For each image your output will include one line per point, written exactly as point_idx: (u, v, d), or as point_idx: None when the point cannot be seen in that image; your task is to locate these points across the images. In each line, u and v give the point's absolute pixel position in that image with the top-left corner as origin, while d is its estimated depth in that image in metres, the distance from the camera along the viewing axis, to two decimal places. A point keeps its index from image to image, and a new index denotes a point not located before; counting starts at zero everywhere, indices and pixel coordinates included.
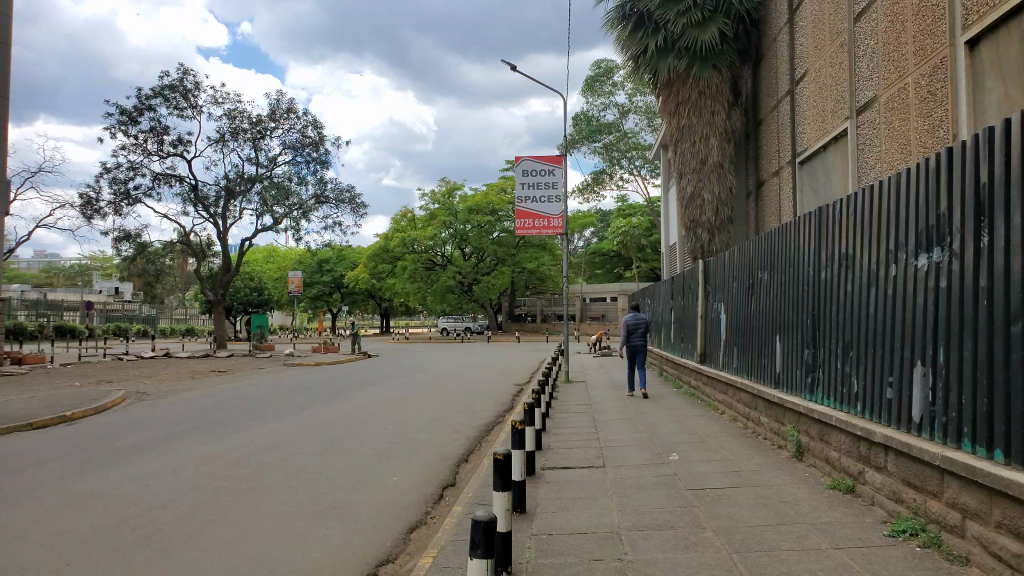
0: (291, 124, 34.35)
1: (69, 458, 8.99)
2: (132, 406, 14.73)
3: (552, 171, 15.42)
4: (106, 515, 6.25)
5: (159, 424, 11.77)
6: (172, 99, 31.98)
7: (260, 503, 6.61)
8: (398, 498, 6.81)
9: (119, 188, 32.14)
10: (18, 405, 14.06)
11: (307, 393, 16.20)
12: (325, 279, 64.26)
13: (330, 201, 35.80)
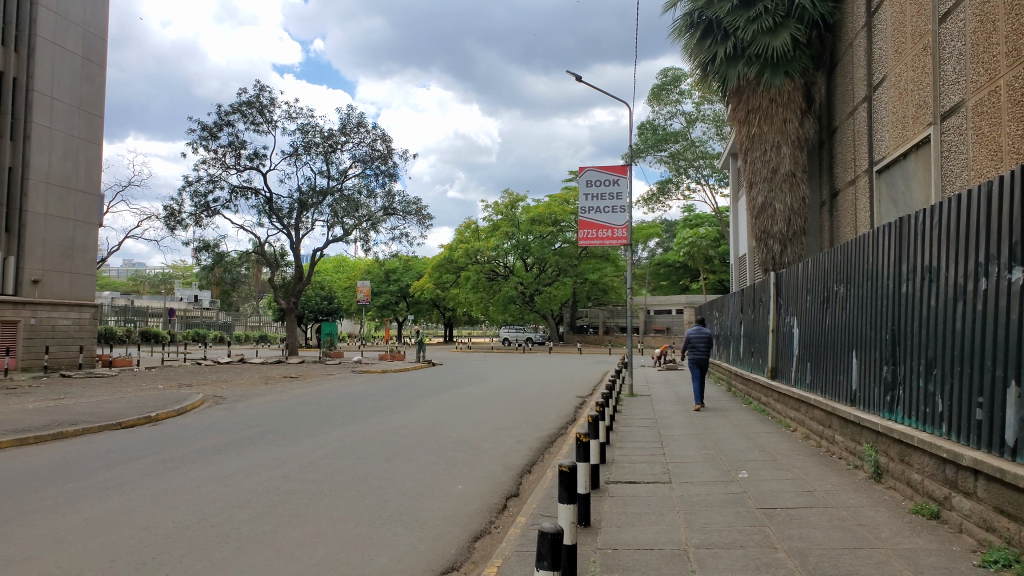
0: (361, 137, 35.12)
1: (152, 457, 9.33)
2: (210, 410, 15.23)
3: (617, 181, 15.28)
4: (184, 514, 6.45)
5: (235, 427, 12.11)
6: (249, 115, 33.11)
7: (329, 507, 6.71)
8: (464, 507, 6.81)
9: (200, 201, 33.41)
10: (105, 405, 14.70)
11: (375, 401, 16.43)
12: (392, 288, 65.38)
13: (397, 213, 36.39)
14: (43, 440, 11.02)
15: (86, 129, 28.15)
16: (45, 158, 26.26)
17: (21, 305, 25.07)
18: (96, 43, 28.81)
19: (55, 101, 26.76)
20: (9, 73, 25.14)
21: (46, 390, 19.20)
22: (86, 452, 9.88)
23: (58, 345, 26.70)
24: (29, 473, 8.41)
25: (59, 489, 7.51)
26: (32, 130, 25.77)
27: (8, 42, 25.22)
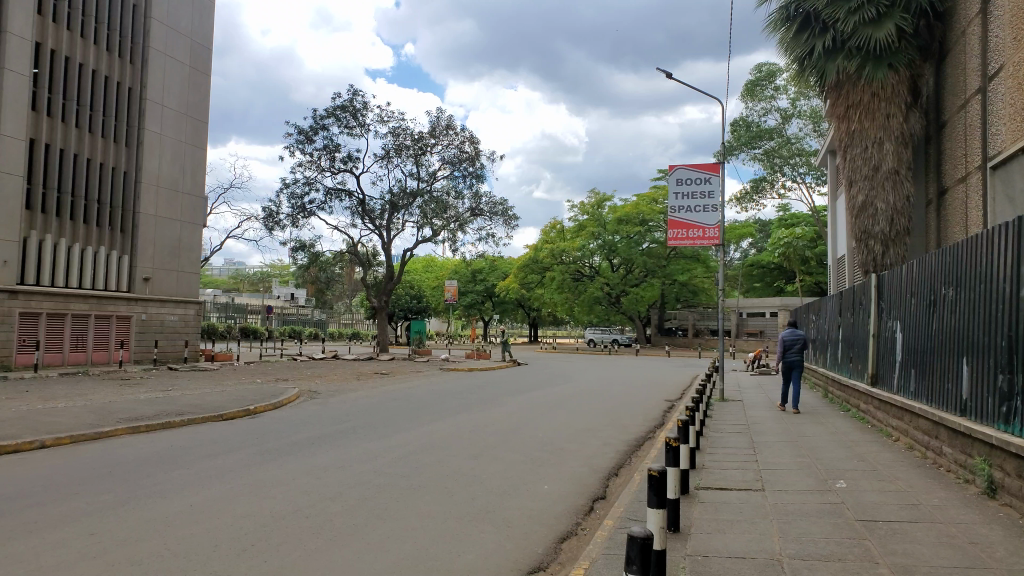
0: (450, 140, 35.65)
1: (251, 448, 9.72)
2: (305, 404, 15.75)
3: (708, 180, 14.94)
4: (281, 503, 6.69)
5: (328, 422, 12.50)
6: (343, 119, 34.13)
7: (419, 502, 6.83)
8: (551, 507, 6.80)
9: (297, 202, 34.69)
10: (208, 398, 15.43)
11: (463, 398, 16.61)
12: (478, 288, 66.09)
13: (484, 214, 36.76)
14: (153, 429, 11.66)
15: (193, 135, 29.66)
16: (156, 162, 27.82)
17: (134, 301, 26.63)
18: (203, 53, 30.32)
19: (165, 108, 28.31)
20: (125, 82, 26.77)
21: (156, 382, 20.33)
22: (191, 441, 10.39)
23: (167, 339, 28.21)
24: (140, 460, 8.91)
25: (167, 476, 7.92)
26: (144, 136, 27.35)
27: (124, 53, 26.85)
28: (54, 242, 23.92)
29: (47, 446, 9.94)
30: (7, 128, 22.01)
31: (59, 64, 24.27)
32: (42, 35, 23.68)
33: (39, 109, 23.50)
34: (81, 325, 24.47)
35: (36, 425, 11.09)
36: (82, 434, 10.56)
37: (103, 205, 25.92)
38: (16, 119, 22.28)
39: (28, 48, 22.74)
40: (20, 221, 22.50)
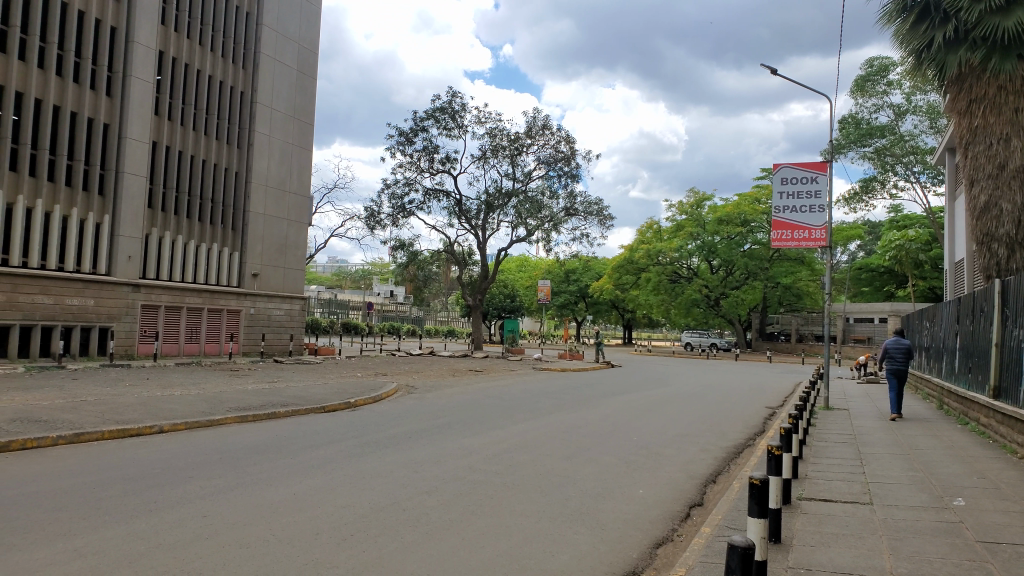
0: (546, 140, 35.73)
1: (351, 441, 10.03)
2: (403, 398, 16.14)
3: (815, 179, 14.38)
4: (381, 495, 6.87)
5: (424, 417, 12.75)
6: (442, 120, 34.75)
7: (513, 500, 6.86)
8: (646, 511, 6.70)
9: (397, 203, 35.56)
10: (311, 390, 16.05)
11: (557, 398, 16.58)
12: (572, 288, 65.99)
13: (578, 214, 36.65)
14: (260, 419, 12.21)
15: (299, 137, 30.90)
16: (265, 163, 29.17)
17: (243, 295, 27.95)
18: (310, 57, 31.55)
19: (273, 111, 29.63)
20: (237, 87, 28.19)
21: (264, 373, 21.30)
22: (295, 432, 10.82)
23: (273, 332, 29.45)
24: (248, 448, 9.33)
25: (273, 464, 8.27)
26: (254, 138, 28.71)
27: (237, 60, 28.25)
28: (172, 239, 25.42)
29: (165, 431, 10.55)
30: (133, 132, 23.50)
31: (179, 71, 25.74)
32: (165, 44, 25.20)
33: (161, 113, 24.98)
34: (195, 318, 25.88)
35: (156, 411, 11.80)
36: (196, 421, 11.17)
37: (217, 205, 27.38)
38: (141, 124, 23.76)
39: (153, 57, 24.24)
40: (143, 219, 24.03)
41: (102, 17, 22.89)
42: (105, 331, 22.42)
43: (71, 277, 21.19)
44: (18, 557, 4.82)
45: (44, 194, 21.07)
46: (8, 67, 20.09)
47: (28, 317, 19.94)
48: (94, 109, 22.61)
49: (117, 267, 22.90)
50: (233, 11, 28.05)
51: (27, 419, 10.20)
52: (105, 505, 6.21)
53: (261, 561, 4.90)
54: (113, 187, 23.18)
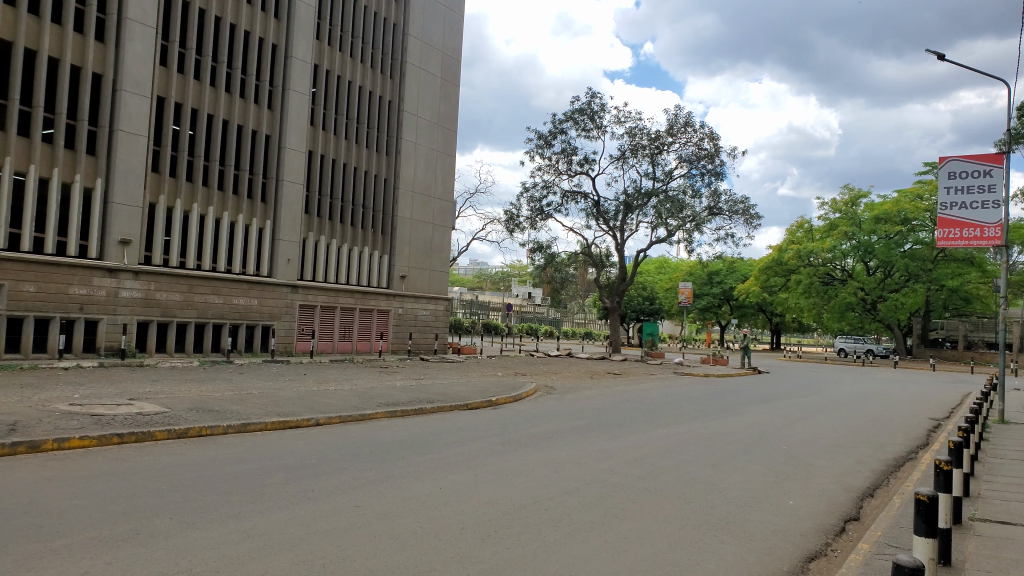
0: (688, 137, 34.93)
1: (493, 439, 10.22)
2: (543, 399, 16.30)
3: (988, 172, 13.21)
4: (522, 493, 6.96)
5: (565, 418, 12.82)
6: (581, 122, 34.78)
7: (655, 505, 6.75)
8: (797, 523, 6.40)
9: (535, 205, 35.95)
10: (455, 388, 16.51)
11: (700, 404, 16.13)
12: (715, 291, 64.19)
13: (723, 213, 35.59)
14: (408, 414, 12.72)
15: (443, 143, 32.04)
16: (411, 169, 30.41)
17: (392, 296, 29.24)
18: (453, 64, 32.61)
19: (419, 118, 30.82)
20: (386, 96, 29.53)
21: (410, 371, 22.14)
22: (440, 428, 11.19)
23: (420, 331, 30.60)
24: (396, 442, 9.73)
25: (419, 458, 8.59)
26: (402, 144, 29.98)
27: (386, 70, 29.59)
28: (327, 242, 26.96)
29: (321, 424, 11.20)
30: (292, 142, 25.13)
31: (333, 83, 27.25)
32: (320, 58, 26.72)
33: (316, 124, 26.56)
34: (348, 317, 27.30)
35: (312, 405, 12.55)
36: (349, 415, 11.78)
37: (368, 211, 28.79)
38: (298, 134, 25.35)
39: (309, 70, 25.76)
40: (301, 224, 25.67)
41: (266, 35, 24.59)
42: (267, 329, 24.11)
43: (239, 277, 22.98)
44: (197, 534, 5.26)
45: (215, 202, 22.90)
46: (185, 85, 21.94)
47: (201, 315, 21.79)
48: (257, 122, 24.33)
49: (277, 269, 24.58)
50: (382, 24, 29.42)
51: (202, 409, 11.15)
52: (269, 492, 6.67)
53: (410, 552, 5.09)
54: (274, 194, 24.86)
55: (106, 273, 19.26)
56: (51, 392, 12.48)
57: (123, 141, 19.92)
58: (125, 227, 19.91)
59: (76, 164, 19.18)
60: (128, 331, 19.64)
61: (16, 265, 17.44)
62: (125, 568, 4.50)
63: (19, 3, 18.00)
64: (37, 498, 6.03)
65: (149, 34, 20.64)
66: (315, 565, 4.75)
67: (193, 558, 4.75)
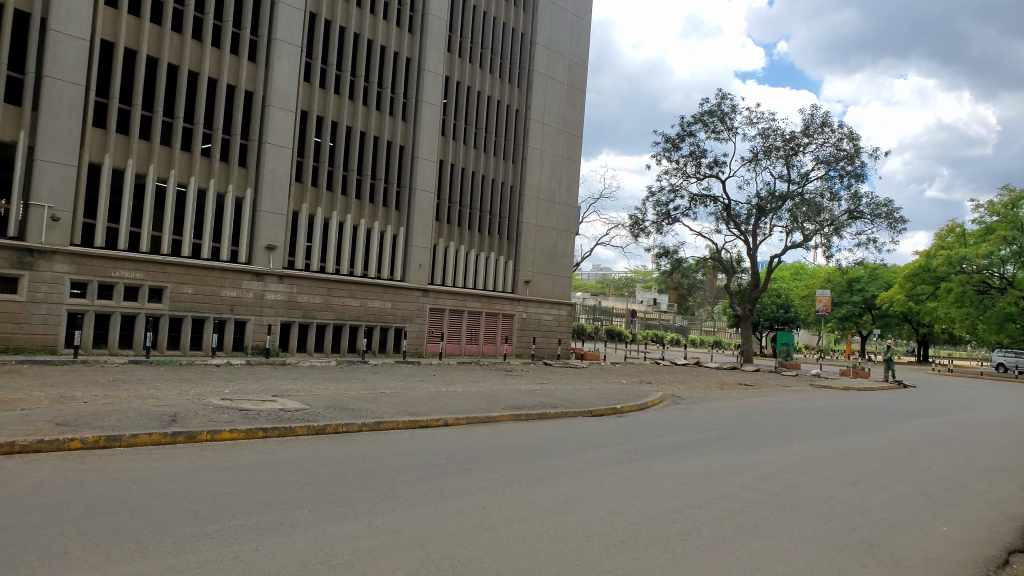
0: (825, 138, 33.26)
1: (620, 447, 10.09)
2: (670, 408, 15.92)
3: None
4: (650, 504, 6.79)
5: (693, 429, 12.44)
6: (711, 124, 33.86)
7: (791, 523, 6.42)
8: (951, 551, 5.91)
9: (662, 209, 35.30)
10: (581, 394, 16.44)
11: (840, 418, 15.25)
12: (855, 299, 60.67)
13: (864, 217, 33.61)
14: (533, 418, 12.79)
15: (568, 149, 32.15)
16: (537, 175, 30.70)
17: (517, 301, 29.55)
18: (580, 71, 32.70)
19: (545, 125, 31.09)
20: (513, 105, 29.92)
21: (535, 375, 22.21)
22: (565, 434, 11.15)
23: (544, 336, 30.77)
24: (522, 446, 9.78)
25: (546, 464, 8.58)
26: (528, 152, 30.36)
27: (514, 79, 30.02)
28: (456, 248, 27.61)
29: (449, 425, 11.46)
30: (424, 152, 25.93)
31: (463, 93, 27.85)
32: (450, 70, 27.42)
33: (446, 134, 27.26)
34: (474, 321, 27.81)
35: (441, 405, 12.85)
36: (476, 417, 11.98)
37: (495, 217, 29.24)
38: (430, 144, 26.12)
39: (440, 81, 26.46)
40: (432, 231, 26.40)
41: (399, 49, 25.50)
42: (399, 331, 24.99)
43: (373, 281, 23.94)
44: (333, 527, 5.48)
45: (352, 210, 23.93)
46: (326, 100, 23.09)
47: (338, 316, 22.87)
48: (392, 133, 25.25)
49: (410, 274, 25.42)
50: (510, 33, 29.83)
51: (339, 407, 11.68)
52: (400, 489, 6.86)
53: (535, 557, 5.08)
54: (407, 202, 25.70)
55: (254, 277, 20.57)
56: (206, 386, 13.42)
57: (271, 154, 21.20)
58: (271, 234, 21.21)
59: (228, 176, 20.60)
60: (272, 331, 20.92)
61: (177, 268, 18.91)
62: (268, 555, 4.74)
63: (185, 29, 19.48)
64: (193, 485, 6.48)
65: (295, 53, 21.86)
66: (443, 564, 4.82)
67: (329, 550, 4.95)
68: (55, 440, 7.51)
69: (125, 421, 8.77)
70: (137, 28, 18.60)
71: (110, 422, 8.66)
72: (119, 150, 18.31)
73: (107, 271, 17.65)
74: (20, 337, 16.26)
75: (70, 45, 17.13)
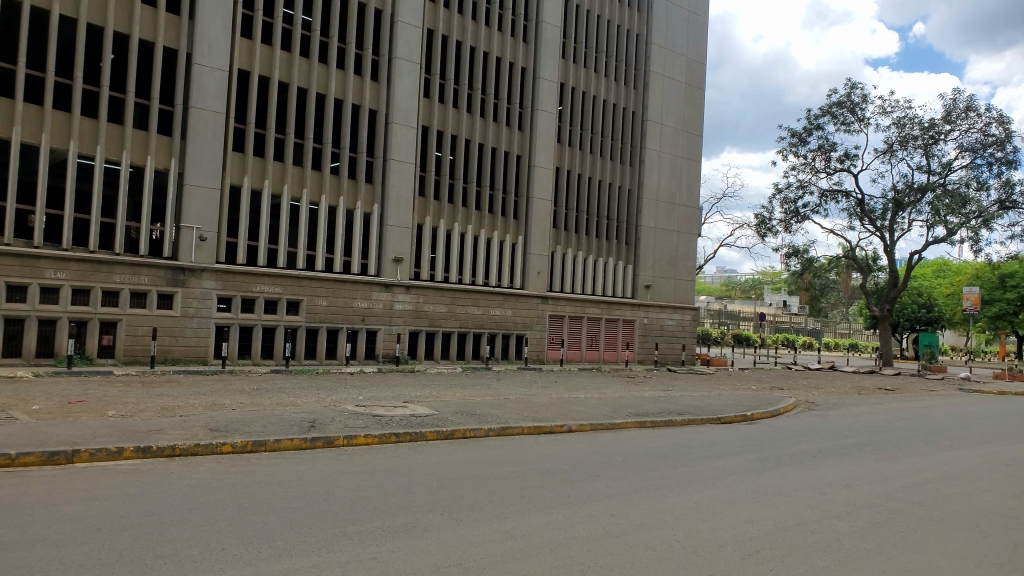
0: (970, 124, 30.91)
1: (750, 455, 9.75)
2: (804, 415, 15.21)
3: None
4: (786, 514, 6.52)
5: (830, 436, 11.84)
6: (840, 116, 32.24)
7: (943, 536, 5.99)
8: None
9: (790, 207, 33.89)
10: (707, 400, 15.99)
11: (995, 425, 14.07)
12: (1010, 296, 55.86)
13: (1017, 207, 30.95)
14: (659, 425, 12.58)
15: (689, 149, 31.52)
16: (656, 177, 30.24)
17: (638, 306, 29.22)
18: (698, 69, 31.99)
19: (664, 126, 30.61)
20: (629, 107, 29.65)
21: (659, 382, 21.82)
22: (694, 441, 10.89)
23: (667, 341, 30.24)
24: (648, 453, 9.65)
25: (674, 471, 8.42)
26: (645, 154, 29.95)
27: (630, 81, 29.74)
28: (574, 254, 27.59)
29: (574, 431, 11.47)
30: (541, 160, 26.11)
31: (578, 99, 27.83)
32: (565, 76, 27.46)
33: (563, 140, 27.34)
34: (595, 326, 27.72)
35: (565, 411, 12.88)
36: (600, 424, 11.91)
37: (612, 221, 29.02)
38: (547, 152, 26.27)
39: (555, 89, 26.59)
40: (550, 238, 26.53)
41: (515, 59, 25.84)
42: (520, 338, 25.27)
43: (494, 290, 24.32)
44: (467, 531, 5.61)
45: (474, 221, 24.40)
46: (445, 114, 23.72)
47: (462, 324, 23.41)
48: (509, 143, 25.58)
49: (529, 282, 25.63)
50: (625, 35, 29.61)
51: (466, 413, 11.91)
52: (528, 495, 6.92)
53: (667, 565, 4.98)
54: (524, 211, 25.95)
55: (383, 288, 21.43)
56: (341, 393, 14.08)
57: (395, 169, 22.00)
58: (398, 246, 21.97)
59: (356, 192, 21.52)
60: (401, 339, 21.73)
61: (312, 282, 19.96)
62: (403, 557, 4.91)
63: (312, 54, 20.55)
64: (333, 487, 6.81)
65: (415, 70, 22.57)
66: (574, 569, 4.83)
67: (462, 553, 5.06)
68: (210, 444, 8.09)
69: (270, 427, 9.34)
70: (269, 56, 19.81)
71: (256, 427, 9.23)
72: (257, 172, 19.51)
73: (250, 286, 18.87)
74: (177, 349, 17.65)
75: (210, 76, 18.43)
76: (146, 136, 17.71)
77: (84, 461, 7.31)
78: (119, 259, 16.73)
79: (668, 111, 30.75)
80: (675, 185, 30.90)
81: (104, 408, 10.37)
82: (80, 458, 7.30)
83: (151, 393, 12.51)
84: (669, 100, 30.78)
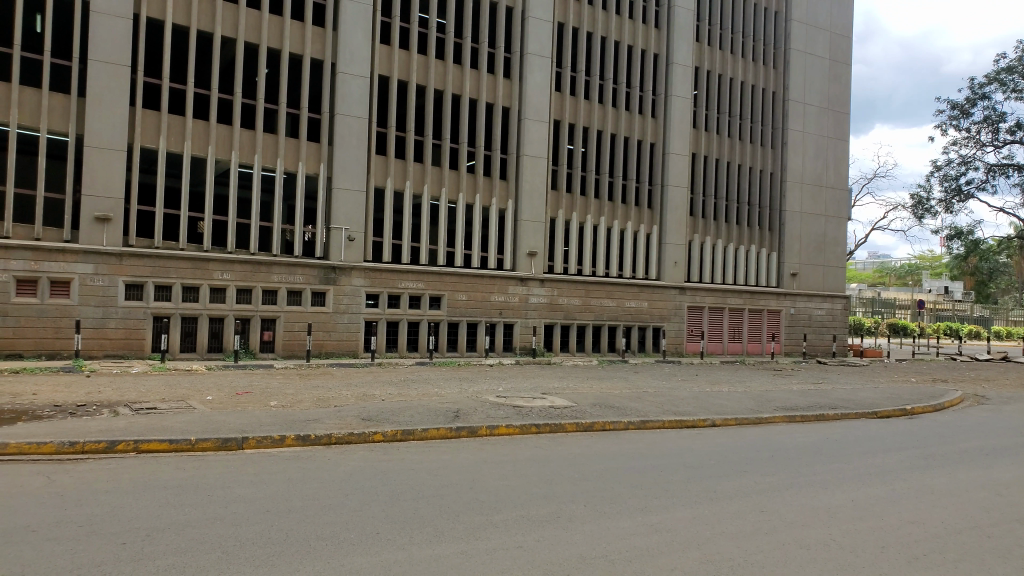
0: None
1: (914, 452, 9.12)
2: (974, 410, 13.99)
3: None
4: (958, 516, 6.03)
5: (1005, 432, 10.83)
6: (1010, 82, 29.39)
7: None
8: None
9: (952, 185, 31.25)
10: (861, 394, 15.07)
11: None
12: None
13: None
14: (809, 420, 12.01)
15: (835, 128, 29.82)
16: (800, 159, 28.80)
17: (783, 296, 27.97)
18: (843, 43, 30.19)
19: (807, 106, 29.11)
20: (769, 88, 28.42)
21: (809, 375, 20.78)
22: (848, 437, 10.29)
23: (815, 332, 28.78)
24: (797, 449, 9.21)
25: (828, 468, 8.01)
26: (789, 135, 28.62)
27: (769, 61, 28.52)
28: (713, 242, 26.78)
29: (717, 425, 11.16)
30: (676, 147, 25.44)
31: (714, 82, 26.93)
32: (700, 60, 26.62)
33: (698, 125, 26.54)
34: (736, 317, 26.81)
35: (707, 405, 12.54)
36: (745, 418, 11.51)
37: (753, 207, 27.97)
38: (682, 139, 25.59)
39: (690, 73, 25.82)
40: (687, 226, 25.88)
41: (648, 46, 25.33)
42: (657, 330, 24.90)
43: (630, 282, 24.07)
44: (611, 523, 5.58)
45: (607, 212, 24.23)
46: (577, 106, 23.65)
47: (597, 318, 23.34)
48: (642, 132, 25.17)
49: (665, 272, 25.15)
50: (762, 13, 28.36)
51: (604, 405, 11.85)
52: (673, 489, 6.80)
53: (824, 565, 4.75)
54: (659, 200, 25.46)
55: (518, 282, 21.75)
56: (481, 385, 14.38)
57: (529, 164, 22.23)
58: (532, 241, 22.19)
59: (492, 189, 21.90)
60: (537, 332, 22.01)
61: (453, 277, 20.55)
62: (548, 546, 4.96)
63: (447, 56, 21.10)
64: (477, 476, 6.99)
65: (546, 64, 22.66)
66: (724, 566, 4.70)
67: (606, 546, 5.03)
68: (362, 433, 8.51)
69: (417, 417, 9.69)
70: (406, 60, 20.54)
71: (405, 417, 9.62)
72: (399, 173, 20.28)
73: (395, 282, 19.67)
74: (330, 344, 18.67)
75: (354, 84, 19.35)
76: (298, 143, 18.87)
77: (252, 446, 7.88)
78: (276, 260, 17.92)
79: (811, 89, 29.21)
80: (820, 167, 29.33)
81: (267, 399, 11.13)
82: (249, 444, 7.87)
83: (307, 385, 13.31)
84: (812, 77, 29.25)
